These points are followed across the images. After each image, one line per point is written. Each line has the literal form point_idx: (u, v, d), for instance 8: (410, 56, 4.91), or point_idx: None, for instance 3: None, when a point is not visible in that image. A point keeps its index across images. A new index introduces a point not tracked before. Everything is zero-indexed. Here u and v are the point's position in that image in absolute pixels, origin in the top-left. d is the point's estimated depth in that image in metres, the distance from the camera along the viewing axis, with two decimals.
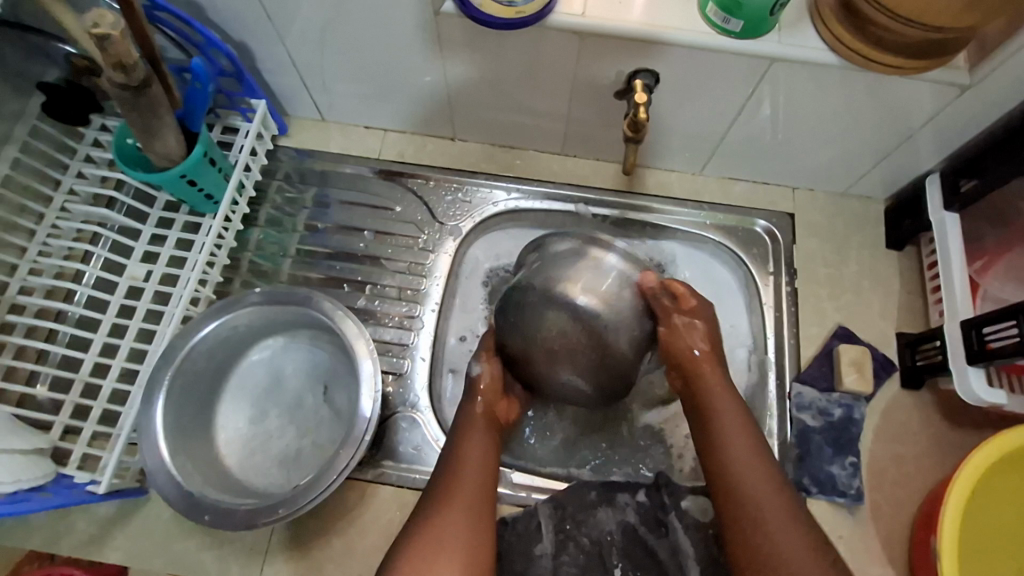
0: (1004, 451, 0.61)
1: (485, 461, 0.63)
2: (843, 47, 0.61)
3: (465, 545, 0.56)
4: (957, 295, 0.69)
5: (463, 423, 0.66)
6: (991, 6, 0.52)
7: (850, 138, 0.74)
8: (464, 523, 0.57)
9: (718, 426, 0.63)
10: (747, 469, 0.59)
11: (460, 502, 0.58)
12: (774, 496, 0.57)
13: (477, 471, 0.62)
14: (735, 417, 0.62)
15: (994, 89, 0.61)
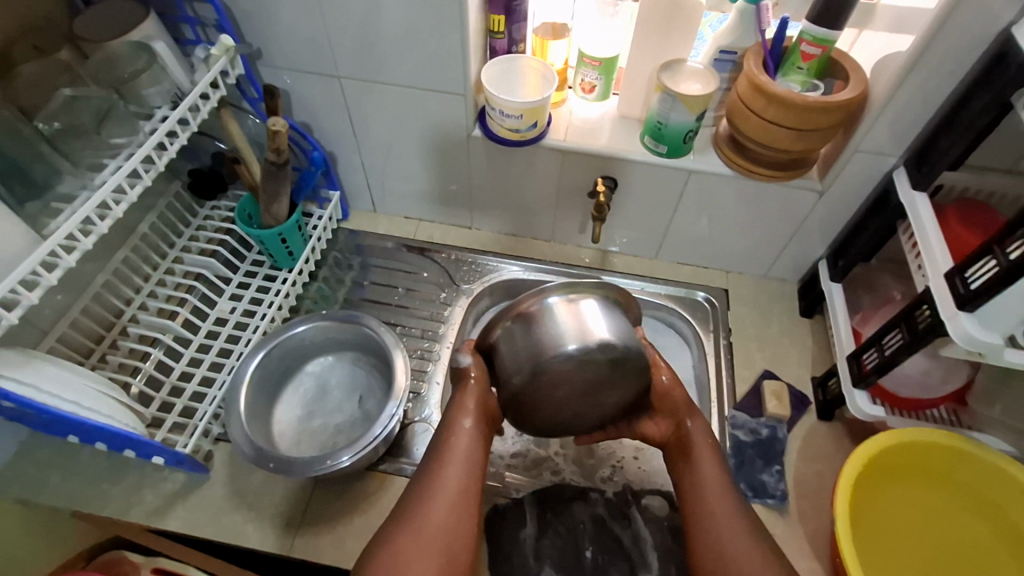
0: (885, 446, 0.79)
1: (471, 447, 0.75)
2: (734, 165, 0.92)
3: (444, 530, 0.68)
4: (843, 339, 0.92)
5: (451, 419, 0.76)
6: (814, 139, 0.83)
7: (758, 230, 1.03)
8: (448, 512, 0.69)
9: (690, 459, 0.77)
10: (717, 507, 0.72)
11: (445, 496, 0.70)
12: (737, 529, 0.69)
13: (463, 456, 0.74)
14: (696, 475, 0.75)
15: (839, 192, 0.91)
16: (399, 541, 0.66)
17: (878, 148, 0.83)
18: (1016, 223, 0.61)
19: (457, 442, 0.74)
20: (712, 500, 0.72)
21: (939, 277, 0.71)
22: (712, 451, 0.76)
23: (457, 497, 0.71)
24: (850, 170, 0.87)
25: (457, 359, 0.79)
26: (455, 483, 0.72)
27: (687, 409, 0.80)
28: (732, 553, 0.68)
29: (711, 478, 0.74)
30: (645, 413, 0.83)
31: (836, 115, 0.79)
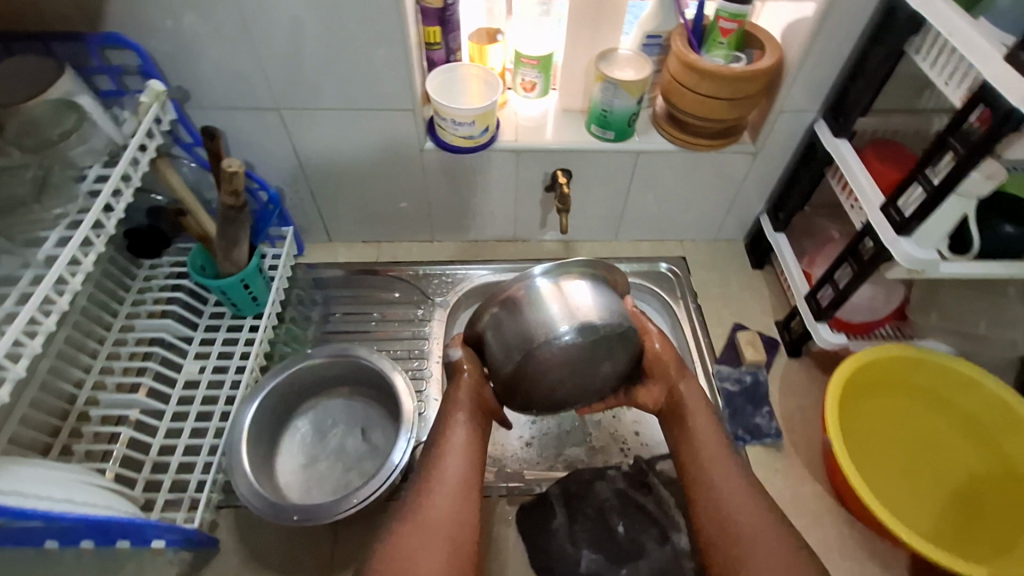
0: (858, 363, 0.88)
1: (470, 438, 0.75)
2: (677, 139, 0.98)
3: (452, 518, 0.67)
4: (796, 281, 1.00)
5: (446, 412, 0.77)
6: (744, 107, 0.91)
7: (705, 198, 1.10)
8: (454, 502, 0.69)
9: (685, 422, 0.79)
10: (713, 463, 0.74)
11: (447, 485, 0.70)
12: (730, 480, 0.72)
13: (462, 447, 0.74)
14: (691, 435, 0.77)
15: (771, 151, 1.00)
16: (407, 536, 0.65)
17: (799, 106, 0.93)
18: (931, 152, 0.71)
19: (455, 432, 0.75)
20: (706, 457, 0.74)
21: (875, 210, 0.80)
22: (703, 416, 0.79)
23: (459, 488, 0.70)
24: (778, 130, 0.96)
25: (450, 353, 0.80)
26: (455, 474, 0.71)
27: (680, 375, 0.81)
28: (728, 503, 0.70)
29: (706, 441, 0.76)
30: (642, 380, 0.85)
31: (761, 81, 0.87)
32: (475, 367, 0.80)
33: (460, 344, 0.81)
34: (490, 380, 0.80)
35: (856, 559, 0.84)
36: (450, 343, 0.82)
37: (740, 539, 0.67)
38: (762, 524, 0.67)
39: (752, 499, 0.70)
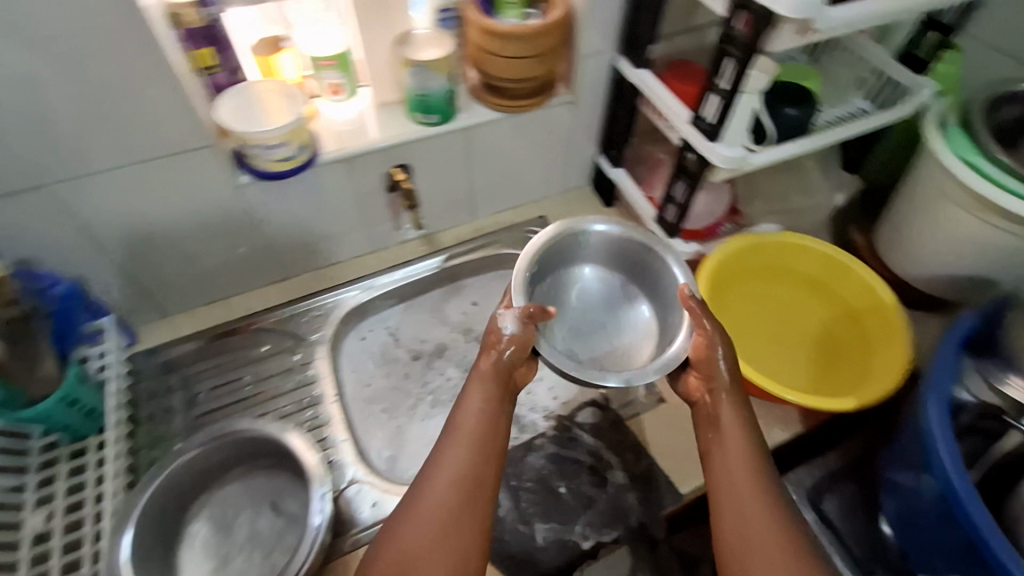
0: (710, 270, 0.95)
1: (483, 424, 0.67)
2: (500, 106, 0.99)
3: (454, 508, 0.61)
4: (643, 208, 1.08)
5: (466, 390, 0.70)
6: (550, 63, 0.94)
7: (544, 155, 1.13)
8: (459, 491, 0.62)
9: (718, 427, 0.69)
10: (740, 469, 0.64)
11: (452, 476, 0.63)
12: (749, 487, 0.63)
13: (479, 435, 0.66)
14: (723, 440, 0.67)
15: (586, 96, 1.05)
16: (399, 531, 0.59)
17: (596, 48, 0.98)
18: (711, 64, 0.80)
19: (466, 415, 0.67)
20: (733, 465, 0.65)
21: (685, 125, 0.88)
22: (738, 423, 0.68)
23: (462, 476, 0.63)
24: (586, 74, 1.01)
25: (501, 324, 0.72)
26: (453, 468, 0.63)
27: (726, 358, 0.71)
28: (745, 517, 0.61)
29: (739, 457, 0.65)
30: (683, 367, 0.77)
31: (558, 30, 0.91)
32: (520, 345, 0.72)
33: (519, 321, 0.72)
34: (518, 364, 0.72)
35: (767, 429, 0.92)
36: (512, 314, 0.72)
37: (757, 553, 0.59)
38: (789, 554, 0.58)
39: (785, 517, 0.61)
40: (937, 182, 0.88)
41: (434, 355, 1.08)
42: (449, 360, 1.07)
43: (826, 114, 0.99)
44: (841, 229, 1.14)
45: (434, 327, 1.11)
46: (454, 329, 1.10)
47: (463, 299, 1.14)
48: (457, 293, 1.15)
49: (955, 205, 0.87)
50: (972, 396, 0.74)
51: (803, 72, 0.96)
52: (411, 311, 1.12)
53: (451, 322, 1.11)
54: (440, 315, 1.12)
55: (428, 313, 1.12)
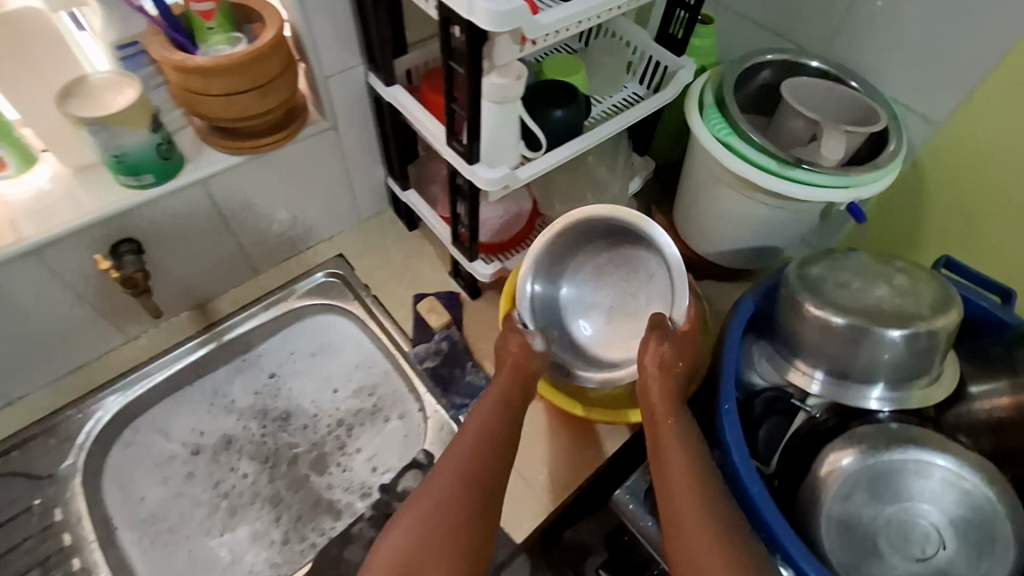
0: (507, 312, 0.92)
1: (483, 432, 0.72)
2: (238, 149, 0.84)
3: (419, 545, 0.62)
4: (438, 228, 0.98)
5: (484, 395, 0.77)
6: (283, 92, 0.79)
7: (318, 190, 1.01)
8: (423, 530, 0.63)
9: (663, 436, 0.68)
10: (677, 476, 0.64)
11: (418, 516, 0.64)
12: (687, 495, 0.62)
13: (472, 442, 0.70)
14: (671, 448, 0.67)
15: (346, 120, 0.93)
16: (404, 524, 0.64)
17: (338, 66, 0.85)
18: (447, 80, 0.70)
19: (455, 446, 0.71)
20: (675, 477, 0.64)
21: (445, 146, 0.78)
22: (676, 433, 0.68)
23: (466, 480, 0.67)
24: (337, 96, 0.89)
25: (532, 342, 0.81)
26: (433, 500, 0.65)
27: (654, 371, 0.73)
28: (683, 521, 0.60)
29: (679, 470, 0.64)
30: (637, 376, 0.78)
31: (277, 55, 0.75)
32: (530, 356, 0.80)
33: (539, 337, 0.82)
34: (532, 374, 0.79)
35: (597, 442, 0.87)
36: (534, 334, 0.82)
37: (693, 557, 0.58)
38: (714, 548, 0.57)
39: (724, 520, 0.60)
40: (708, 164, 0.89)
41: (217, 449, 0.96)
42: (241, 452, 0.96)
43: (604, 104, 0.96)
44: (645, 212, 1.13)
45: (217, 420, 0.99)
46: (245, 418, 0.99)
47: (257, 375, 1.02)
48: (249, 368, 1.02)
49: (726, 186, 0.88)
50: (762, 380, 0.75)
51: (571, 64, 0.91)
52: (187, 403, 0.99)
53: (239, 410, 1.00)
54: (224, 404, 1.00)
55: (208, 404, 0.99)
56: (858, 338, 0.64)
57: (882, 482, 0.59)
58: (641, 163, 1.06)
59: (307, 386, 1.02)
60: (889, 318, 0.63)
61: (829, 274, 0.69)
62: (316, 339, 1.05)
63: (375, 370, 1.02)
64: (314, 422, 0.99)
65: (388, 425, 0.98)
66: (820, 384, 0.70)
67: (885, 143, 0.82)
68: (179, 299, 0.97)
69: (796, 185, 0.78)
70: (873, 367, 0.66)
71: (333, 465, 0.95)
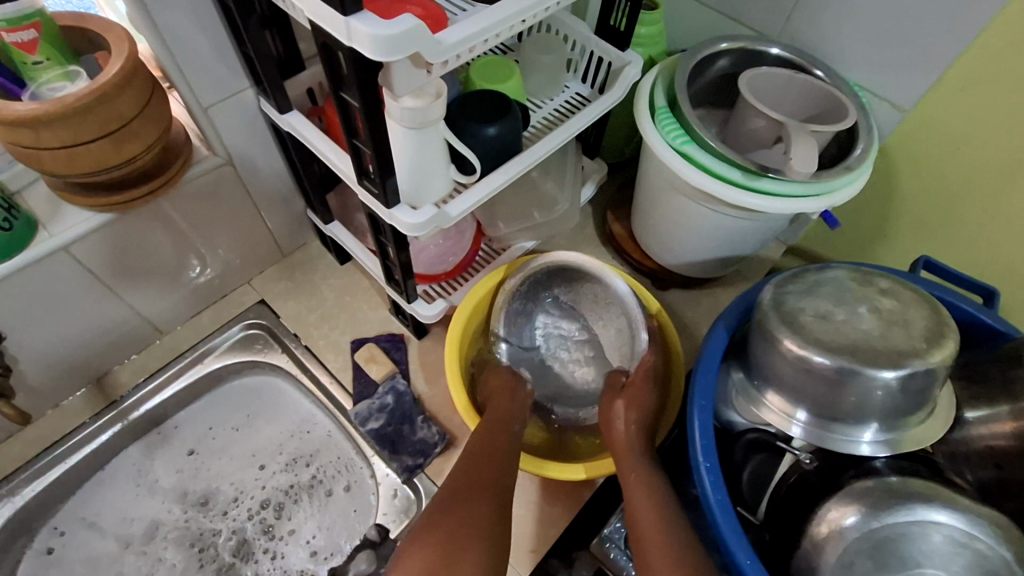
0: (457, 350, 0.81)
1: (489, 448, 0.68)
2: (104, 206, 0.70)
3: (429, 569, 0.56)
4: (368, 263, 0.85)
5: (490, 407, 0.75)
6: (149, 132, 0.65)
7: (223, 232, 0.86)
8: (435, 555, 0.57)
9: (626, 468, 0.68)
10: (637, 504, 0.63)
11: (434, 536, 0.59)
12: (652, 519, 0.61)
13: (478, 458, 0.67)
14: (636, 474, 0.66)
15: (244, 152, 0.79)
16: (425, 540, 0.59)
17: (220, 93, 0.71)
18: (343, 114, 0.57)
19: (471, 463, 0.67)
20: (639, 505, 0.63)
21: (356, 185, 0.66)
22: (636, 465, 0.68)
23: (473, 489, 0.64)
24: (227, 128, 0.74)
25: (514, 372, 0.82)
26: (453, 520, 0.60)
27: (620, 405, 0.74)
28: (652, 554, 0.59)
29: (640, 486, 0.65)
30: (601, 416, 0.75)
31: (131, 91, 0.60)
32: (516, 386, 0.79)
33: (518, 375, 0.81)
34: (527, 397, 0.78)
35: (567, 494, 0.79)
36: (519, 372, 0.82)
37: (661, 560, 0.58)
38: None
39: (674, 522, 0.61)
40: (664, 171, 0.79)
41: (144, 538, 0.85)
42: (166, 541, 0.85)
43: (544, 109, 0.84)
44: (602, 220, 1.03)
45: (141, 503, 0.86)
46: (169, 501, 0.87)
47: (176, 454, 0.89)
48: (167, 443, 0.90)
49: (684, 196, 0.78)
50: (743, 419, 0.67)
51: (503, 67, 0.80)
52: (99, 493, 0.85)
53: (164, 491, 0.88)
54: (149, 485, 0.87)
55: (134, 485, 0.87)
56: (844, 381, 0.57)
57: (888, 549, 0.51)
58: (594, 166, 0.95)
59: (228, 463, 0.90)
60: (878, 357, 0.55)
61: (807, 304, 0.61)
62: (241, 405, 0.93)
63: (313, 436, 0.90)
64: (235, 506, 0.87)
65: (331, 499, 0.87)
66: (802, 427, 0.62)
67: (853, 142, 0.73)
68: (69, 377, 0.83)
69: (761, 198, 0.69)
70: (861, 409, 0.58)
71: (261, 553, 0.84)
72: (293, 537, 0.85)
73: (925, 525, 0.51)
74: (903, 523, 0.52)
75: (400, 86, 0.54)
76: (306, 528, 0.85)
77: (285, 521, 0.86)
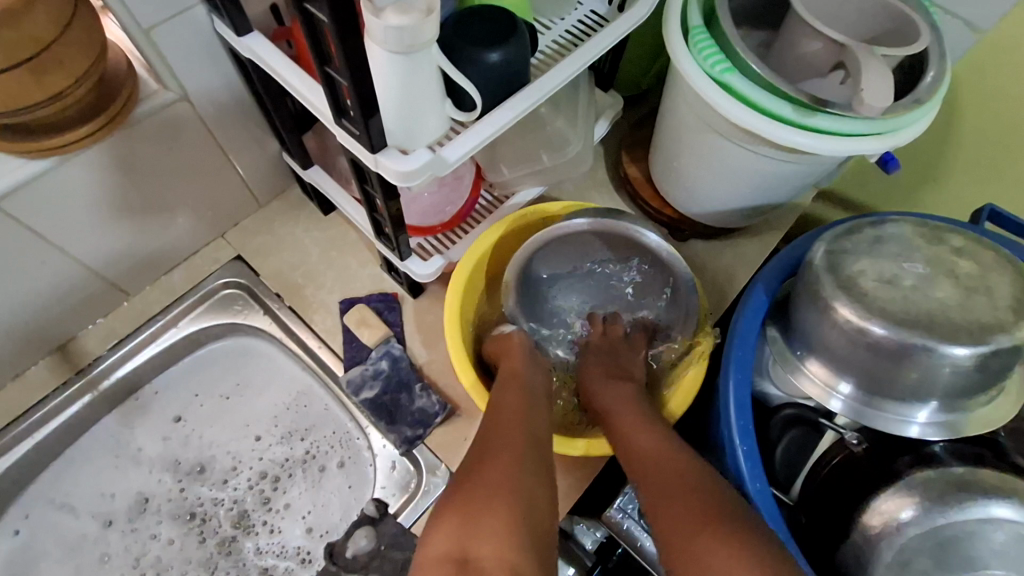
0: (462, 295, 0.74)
1: (500, 415, 0.60)
2: (38, 152, 0.59)
3: (480, 506, 0.48)
4: (353, 215, 0.74)
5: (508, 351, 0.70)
6: (77, 60, 0.53)
7: (185, 179, 0.75)
8: (494, 486, 0.50)
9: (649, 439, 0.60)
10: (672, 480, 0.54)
11: (487, 469, 0.52)
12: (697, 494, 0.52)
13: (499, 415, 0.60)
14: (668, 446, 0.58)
15: (201, 85, 0.67)
16: (453, 503, 0.50)
17: (163, 11, 0.58)
18: (311, 35, 0.46)
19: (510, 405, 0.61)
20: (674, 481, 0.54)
21: (332, 125, 0.55)
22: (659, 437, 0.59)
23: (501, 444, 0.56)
24: (175, 55, 0.62)
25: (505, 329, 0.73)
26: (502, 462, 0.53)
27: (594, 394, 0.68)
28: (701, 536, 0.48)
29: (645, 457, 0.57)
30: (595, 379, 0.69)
31: (44, 9, 0.48)
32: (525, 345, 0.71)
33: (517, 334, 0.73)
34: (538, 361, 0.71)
35: (582, 465, 0.73)
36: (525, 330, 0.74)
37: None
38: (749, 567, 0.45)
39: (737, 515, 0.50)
40: (696, 107, 0.67)
41: (132, 514, 0.79)
42: (159, 514, 0.80)
43: (555, 30, 0.70)
44: (617, 161, 0.92)
45: (125, 476, 0.80)
46: (159, 471, 0.81)
47: (160, 420, 0.83)
48: (144, 411, 0.82)
49: (718, 134, 0.67)
50: (779, 392, 0.60)
51: None
52: (81, 465, 0.80)
53: (150, 460, 0.81)
54: (129, 456, 0.81)
55: (113, 456, 0.81)
56: (909, 357, 0.49)
57: (950, 549, 0.47)
58: (608, 100, 0.83)
59: (221, 431, 0.83)
60: (956, 331, 0.48)
61: (868, 266, 0.52)
62: (228, 369, 0.85)
63: (311, 407, 0.83)
64: (235, 476, 0.81)
65: (326, 477, 0.81)
66: (843, 402, 0.55)
67: (923, 69, 0.62)
68: (26, 346, 0.75)
69: (814, 138, 0.59)
70: (924, 388, 0.51)
71: (260, 527, 0.80)
72: (291, 515, 0.80)
73: (992, 522, 0.47)
74: (971, 521, 0.47)
75: None
76: (304, 512, 0.80)
77: (279, 501, 0.81)
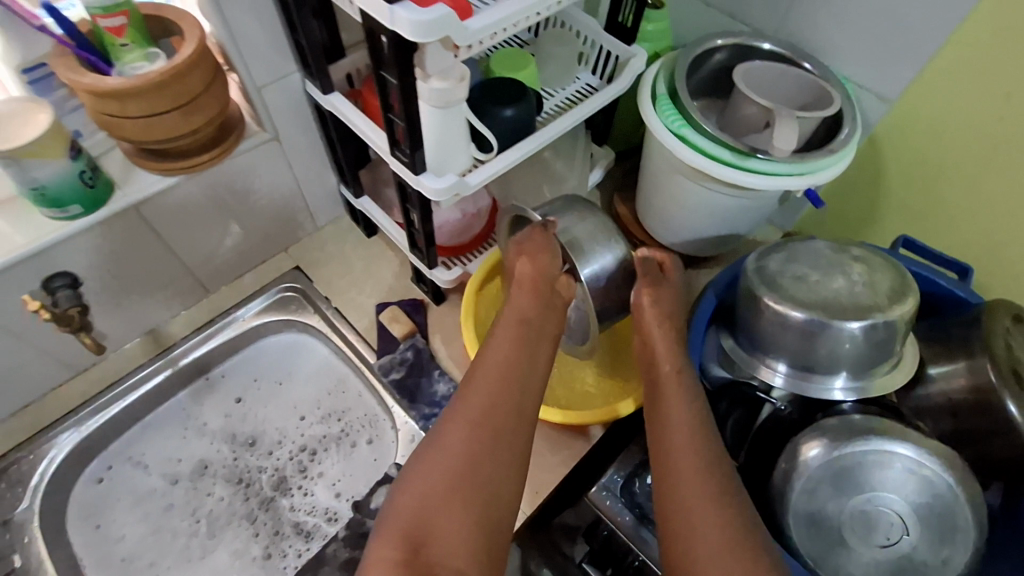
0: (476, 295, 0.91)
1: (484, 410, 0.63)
2: (168, 171, 0.81)
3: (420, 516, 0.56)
4: (393, 232, 0.93)
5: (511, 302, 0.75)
6: (211, 106, 0.75)
7: (265, 201, 0.95)
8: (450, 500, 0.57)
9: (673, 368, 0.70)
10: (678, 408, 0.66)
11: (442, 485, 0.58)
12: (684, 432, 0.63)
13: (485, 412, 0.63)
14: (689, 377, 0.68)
15: (289, 129, 0.89)
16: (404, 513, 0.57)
17: (272, 75, 0.81)
18: (381, 93, 0.68)
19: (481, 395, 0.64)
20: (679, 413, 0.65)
21: (388, 155, 0.75)
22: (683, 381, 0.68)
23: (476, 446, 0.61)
24: (274, 106, 0.84)
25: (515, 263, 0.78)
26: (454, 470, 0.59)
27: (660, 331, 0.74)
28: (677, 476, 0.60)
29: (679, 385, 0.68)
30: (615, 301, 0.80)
31: (199, 71, 0.71)
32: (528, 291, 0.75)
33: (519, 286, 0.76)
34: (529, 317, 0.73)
35: (569, 443, 0.87)
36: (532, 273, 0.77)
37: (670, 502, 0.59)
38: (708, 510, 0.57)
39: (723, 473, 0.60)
40: (666, 155, 0.86)
41: (194, 475, 0.94)
42: (215, 477, 0.94)
43: (557, 97, 0.92)
44: (609, 203, 1.11)
45: (189, 445, 0.96)
46: (218, 441, 0.97)
47: (224, 400, 0.99)
48: (212, 390, 0.99)
49: (683, 176, 0.86)
50: (727, 372, 0.74)
51: (521, 58, 0.88)
52: (157, 429, 0.96)
53: (212, 433, 0.97)
54: (196, 428, 0.97)
55: (183, 428, 0.97)
56: (817, 333, 0.64)
57: (845, 476, 0.61)
58: (602, 152, 1.03)
59: (272, 411, 0.99)
60: (848, 313, 0.63)
61: (787, 268, 0.69)
62: (280, 361, 1.02)
63: (347, 392, 0.99)
64: (279, 448, 0.96)
65: (355, 451, 0.95)
66: (783, 377, 0.69)
67: (839, 127, 0.80)
68: (127, 326, 0.93)
69: (753, 175, 0.77)
70: (835, 360, 0.65)
71: (296, 489, 0.94)
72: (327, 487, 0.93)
73: (883, 457, 0.61)
74: (861, 453, 0.62)
75: (431, 68, 0.64)
76: (337, 480, 0.94)
77: (313, 467, 0.95)
